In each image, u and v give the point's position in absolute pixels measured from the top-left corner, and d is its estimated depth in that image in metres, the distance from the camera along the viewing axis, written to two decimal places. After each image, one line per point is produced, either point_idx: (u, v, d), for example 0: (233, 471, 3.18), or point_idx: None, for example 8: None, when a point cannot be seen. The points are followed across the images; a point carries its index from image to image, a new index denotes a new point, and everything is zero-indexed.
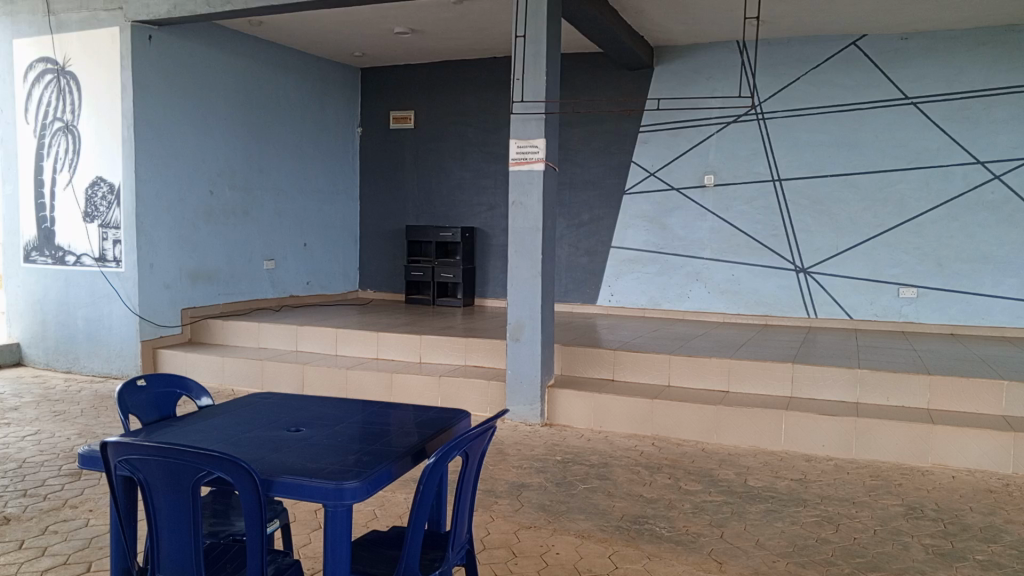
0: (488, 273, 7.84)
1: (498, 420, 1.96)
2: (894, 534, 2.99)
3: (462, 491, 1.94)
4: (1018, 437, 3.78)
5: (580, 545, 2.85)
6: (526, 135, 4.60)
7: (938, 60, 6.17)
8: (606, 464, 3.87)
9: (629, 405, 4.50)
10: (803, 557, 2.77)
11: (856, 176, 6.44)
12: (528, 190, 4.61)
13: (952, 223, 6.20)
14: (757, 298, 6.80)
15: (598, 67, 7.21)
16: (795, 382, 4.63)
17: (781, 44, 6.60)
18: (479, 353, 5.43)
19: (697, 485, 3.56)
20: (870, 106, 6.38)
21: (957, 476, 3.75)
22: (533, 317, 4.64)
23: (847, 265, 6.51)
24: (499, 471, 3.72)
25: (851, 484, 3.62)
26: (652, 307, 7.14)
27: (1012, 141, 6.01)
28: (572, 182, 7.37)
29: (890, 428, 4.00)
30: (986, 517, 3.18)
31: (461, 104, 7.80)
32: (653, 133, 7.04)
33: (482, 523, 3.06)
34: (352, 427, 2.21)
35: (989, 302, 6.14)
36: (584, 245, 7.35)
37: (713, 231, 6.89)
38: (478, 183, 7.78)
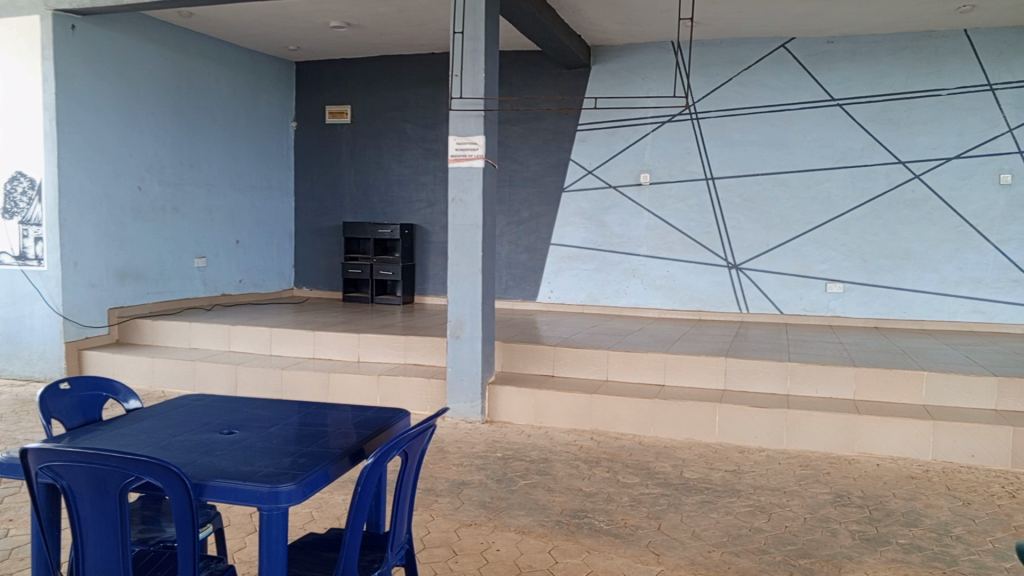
0: (427, 270, 7.79)
1: (437, 418, 1.94)
2: (823, 521, 3.09)
3: (401, 492, 1.92)
4: (937, 424, 3.96)
5: (520, 541, 2.86)
6: (465, 131, 4.58)
7: (862, 63, 6.41)
8: (546, 459, 3.89)
9: (569, 400, 4.53)
10: (737, 546, 2.84)
11: (786, 175, 6.63)
12: (467, 187, 4.59)
13: (875, 220, 6.45)
14: (692, 293, 6.94)
15: (536, 65, 7.23)
16: (728, 375, 4.75)
17: (714, 45, 6.75)
18: (418, 351, 5.40)
19: (634, 478, 3.62)
20: (799, 107, 6.57)
21: (881, 463, 3.91)
22: (473, 314, 4.63)
23: (777, 261, 6.70)
24: (439, 469, 3.70)
25: (782, 473, 3.72)
26: (590, 303, 7.21)
27: (930, 142, 6.28)
28: (511, 180, 7.38)
29: (819, 419, 4.13)
30: (907, 502, 3.32)
31: (399, 100, 7.72)
32: (591, 131, 7.10)
33: (422, 522, 3.04)
34: (287, 428, 2.17)
35: (909, 296, 6.41)
36: (523, 241, 7.38)
37: (649, 228, 6.99)
38: (416, 179, 7.72)
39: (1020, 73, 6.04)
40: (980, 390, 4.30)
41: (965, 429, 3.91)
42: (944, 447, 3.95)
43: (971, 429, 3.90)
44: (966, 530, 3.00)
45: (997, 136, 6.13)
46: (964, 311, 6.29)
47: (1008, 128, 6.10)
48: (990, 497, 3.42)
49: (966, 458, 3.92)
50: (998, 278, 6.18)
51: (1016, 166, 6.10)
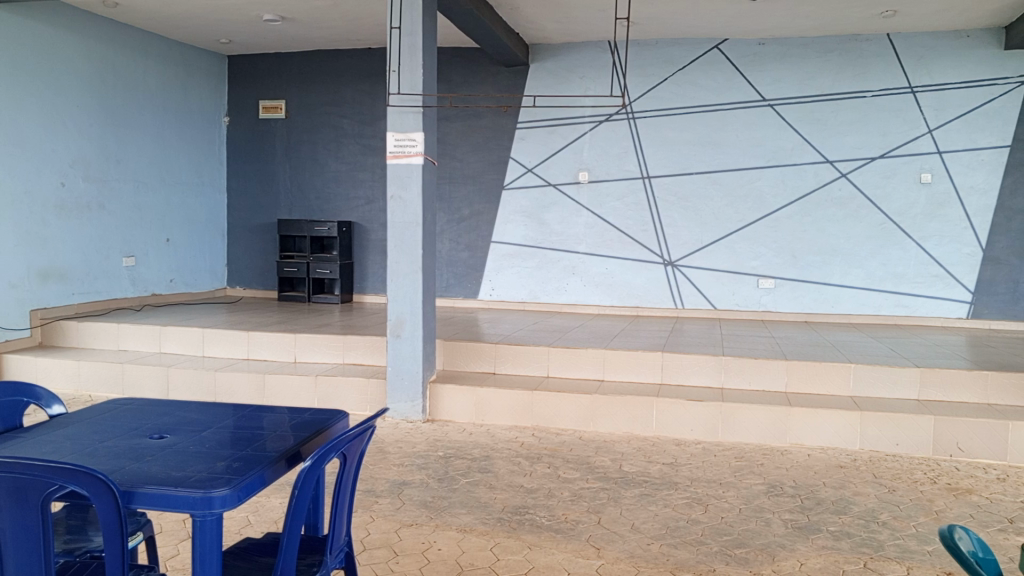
0: (365, 269, 7.69)
1: (376, 418, 1.92)
2: (757, 511, 3.17)
3: (339, 495, 1.88)
4: (864, 415, 4.11)
5: (462, 540, 2.85)
6: (403, 128, 4.54)
7: (791, 65, 6.60)
8: (488, 457, 3.89)
9: (510, 398, 4.54)
10: (675, 538, 2.89)
11: (719, 174, 6.78)
12: (406, 184, 4.54)
13: (805, 218, 6.65)
14: (630, 290, 7.04)
15: (475, 62, 7.22)
16: (664, 370, 4.84)
17: (649, 45, 6.85)
18: (357, 351, 5.33)
19: (574, 473, 3.65)
20: (732, 107, 6.73)
21: (811, 454, 4.03)
22: (413, 313, 4.59)
23: (712, 258, 6.85)
24: (379, 470, 3.66)
25: (718, 465, 3.81)
26: (531, 301, 7.24)
27: (856, 142, 6.51)
28: (451, 177, 7.35)
29: (752, 411, 4.25)
30: (837, 490, 3.44)
31: (335, 95, 7.60)
32: (530, 129, 7.12)
33: (363, 523, 3.00)
34: (221, 432, 2.11)
35: (837, 291, 6.64)
36: (464, 239, 7.35)
37: (588, 226, 7.06)
38: (354, 176, 7.60)
39: (939, 77, 6.32)
40: (903, 381, 4.48)
41: (890, 418, 4.07)
42: (871, 436, 4.10)
43: (895, 419, 4.06)
44: (891, 516, 3.13)
45: (918, 137, 6.40)
46: (889, 305, 6.55)
47: (928, 129, 6.38)
48: (913, 483, 3.56)
49: (892, 447, 4.07)
50: (919, 274, 6.45)
51: (935, 166, 6.38)
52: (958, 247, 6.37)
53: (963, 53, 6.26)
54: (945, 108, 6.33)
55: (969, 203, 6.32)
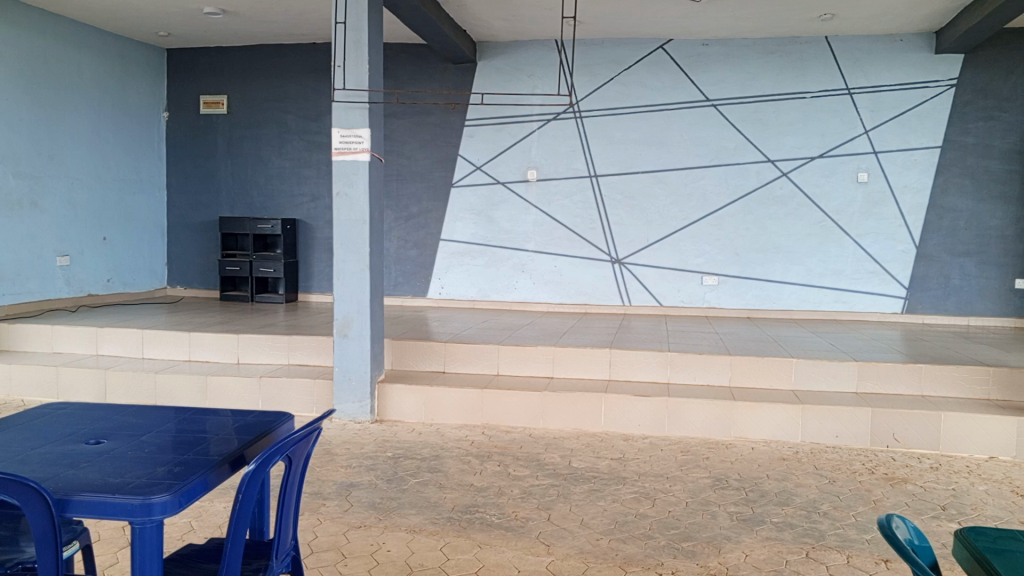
0: (311, 267, 7.57)
1: (323, 420, 1.88)
2: (703, 504, 3.23)
3: (285, 498, 1.84)
4: (805, 408, 4.21)
5: (411, 540, 2.83)
6: (349, 124, 4.47)
7: (734, 66, 6.73)
8: (438, 456, 3.87)
9: (459, 397, 4.52)
10: (624, 533, 2.92)
11: (665, 173, 6.88)
12: (353, 181, 4.48)
13: (748, 216, 6.79)
14: (578, 287, 7.09)
15: (422, 59, 7.17)
16: (612, 366, 4.89)
17: (596, 45, 6.90)
18: (303, 351, 5.25)
19: (524, 470, 3.66)
20: (676, 107, 6.83)
21: (755, 447, 4.12)
22: (361, 312, 4.54)
23: (658, 255, 6.95)
24: (326, 472, 3.60)
25: (664, 460, 3.86)
26: (481, 299, 7.23)
27: (796, 142, 6.68)
28: (399, 174, 7.29)
29: (698, 406, 4.32)
30: (780, 482, 3.53)
31: (279, 90, 7.45)
32: (478, 127, 7.11)
33: (310, 526, 2.95)
34: (161, 437, 2.05)
35: (779, 288, 6.80)
36: (412, 237, 7.30)
37: (537, 224, 7.08)
38: (298, 172, 7.47)
39: (874, 79, 6.53)
40: (842, 374, 4.62)
41: (830, 412, 4.19)
42: (812, 428, 4.21)
43: (835, 412, 4.18)
44: (832, 506, 3.22)
45: (855, 137, 6.59)
46: (828, 301, 6.74)
47: (865, 130, 6.57)
48: (852, 474, 3.68)
49: (831, 439, 4.19)
50: (857, 270, 6.66)
51: (872, 165, 6.58)
52: (893, 244, 6.59)
53: (897, 56, 6.47)
54: (881, 109, 6.54)
55: (903, 201, 6.55)
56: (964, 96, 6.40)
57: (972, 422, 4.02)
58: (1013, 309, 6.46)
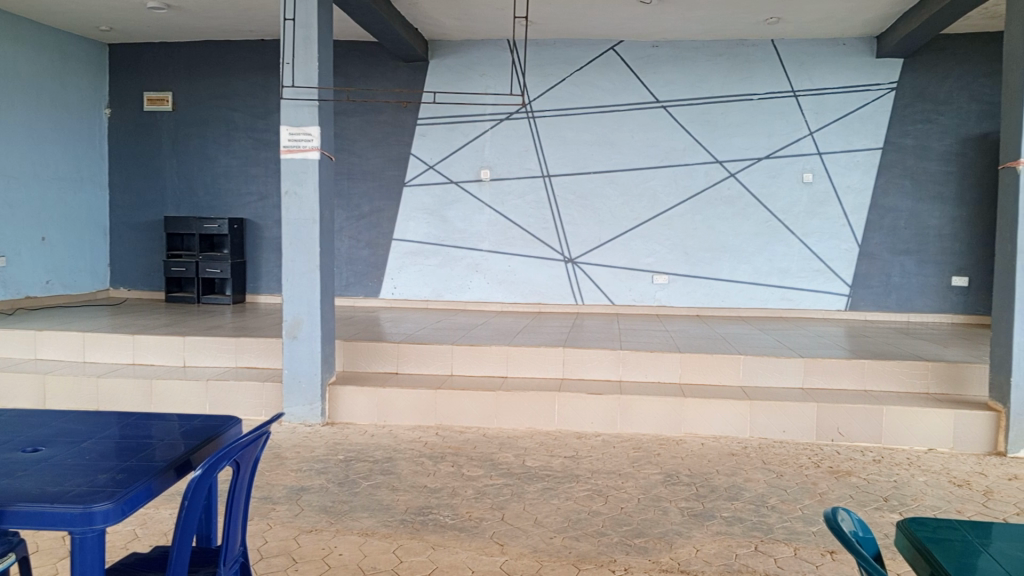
0: (260, 268, 7.44)
1: (272, 423, 1.85)
2: (655, 500, 3.26)
3: (233, 504, 1.80)
4: (753, 404, 4.30)
5: (364, 544, 2.80)
6: (298, 121, 4.40)
7: (683, 68, 6.83)
8: (390, 458, 3.83)
9: (413, 398, 4.49)
10: (577, 531, 2.94)
11: (617, 174, 6.94)
12: (302, 180, 4.42)
13: (696, 216, 6.90)
14: (532, 287, 7.11)
15: (373, 57, 7.11)
16: (566, 365, 4.91)
17: (548, 45, 6.93)
18: (251, 353, 5.15)
19: (478, 470, 3.65)
20: (627, 108, 6.90)
21: (705, 442, 4.18)
22: (311, 313, 4.47)
23: (610, 255, 7.00)
24: (276, 476, 3.54)
25: (617, 457, 3.90)
26: (434, 299, 7.20)
27: (744, 143, 6.80)
28: (349, 173, 7.20)
29: (649, 402, 4.38)
30: (730, 477, 3.59)
31: (226, 87, 7.30)
32: (431, 126, 7.07)
33: (260, 532, 2.90)
34: (103, 443, 1.98)
35: (727, 286, 6.93)
36: (364, 237, 7.22)
37: (490, 223, 7.08)
38: (246, 171, 7.33)
39: (818, 82, 6.69)
40: (788, 370, 4.72)
41: (777, 407, 4.28)
42: (760, 424, 4.29)
43: (782, 407, 4.27)
44: (779, 500, 3.29)
45: (800, 138, 6.75)
46: (775, 299, 6.89)
47: (809, 131, 6.73)
48: (799, 468, 3.76)
49: (779, 434, 4.28)
50: (802, 269, 6.82)
51: (816, 166, 6.75)
52: (836, 243, 6.77)
53: (840, 60, 6.65)
54: (824, 111, 6.71)
55: (846, 201, 6.73)
56: (903, 99, 6.61)
57: (912, 415, 4.15)
58: (951, 305, 6.69)
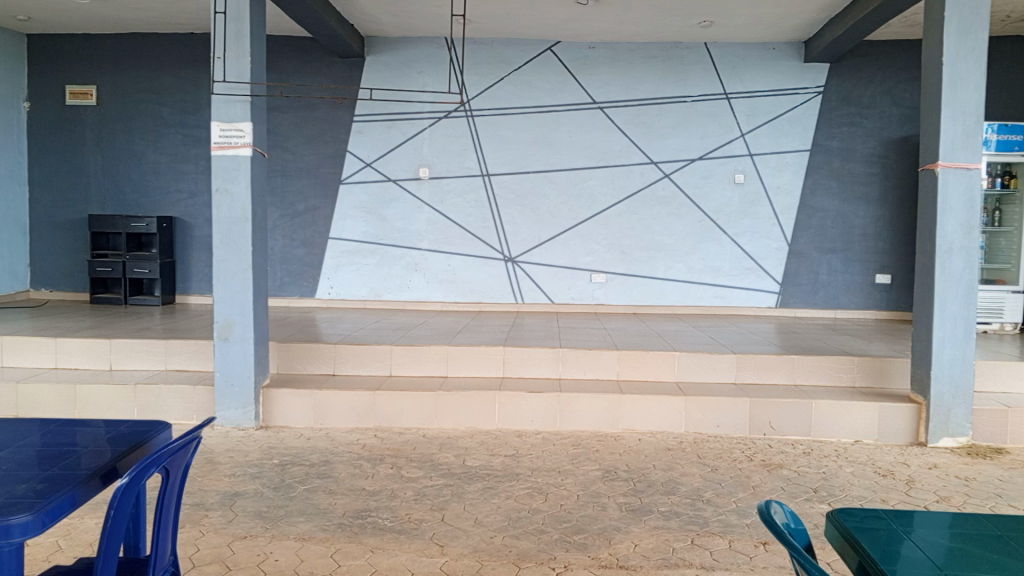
0: (190, 267, 7.22)
1: (203, 428, 1.79)
2: (594, 496, 3.30)
3: (162, 511, 1.73)
4: (688, 400, 4.39)
5: (300, 549, 2.75)
6: (230, 117, 4.28)
7: (619, 70, 6.92)
8: (327, 462, 3.77)
9: (350, 400, 4.43)
10: (517, 529, 2.94)
11: (555, 174, 6.99)
12: (234, 177, 4.30)
13: (633, 216, 7.00)
14: (471, 286, 7.10)
15: (308, 52, 6.98)
16: (506, 364, 4.92)
17: (485, 44, 6.92)
18: (181, 356, 4.99)
19: (418, 471, 3.62)
20: (565, 109, 6.95)
21: (642, 438, 4.25)
22: (244, 315, 4.36)
23: (549, 254, 7.05)
24: (208, 482, 3.44)
25: (557, 454, 3.93)
26: (373, 298, 7.12)
27: (678, 144, 6.93)
28: (284, 170, 7.05)
29: (588, 400, 4.42)
30: (666, 472, 3.65)
31: (154, 82, 7.06)
32: (367, 123, 6.98)
33: (191, 539, 2.81)
34: (23, 452, 1.89)
35: (662, 284, 7.05)
36: (299, 236, 7.08)
37: (429, 223, 7.04)
38: (175, 168, 7.11)
39: (749, 85, 6.87)
40: (722, 366, 4.84)
41: (711, 402, 4.38)
42: (694, 419, 4.39)
43: (716, 402, 4.37)
44: (714, 493, 3.36)
45: (732, 140, 6.91)
46: (709, 296, 7.04)
47: (741, 133, 6.91)
48: (733, 461, 3.85)
49: (713, 428, 4.38)
50: (734, 267, 6.99)
51: (747, 167, 6.92)
52: (767, 243, 6.97)
53: (769, 64, 6.85)
54: (755, 114, 6.89)
55: (776, 202, 6.93)
56: (829, 102, 6.84)
57: (839, 409, 4.30)
58: (875, 302, 6.96)
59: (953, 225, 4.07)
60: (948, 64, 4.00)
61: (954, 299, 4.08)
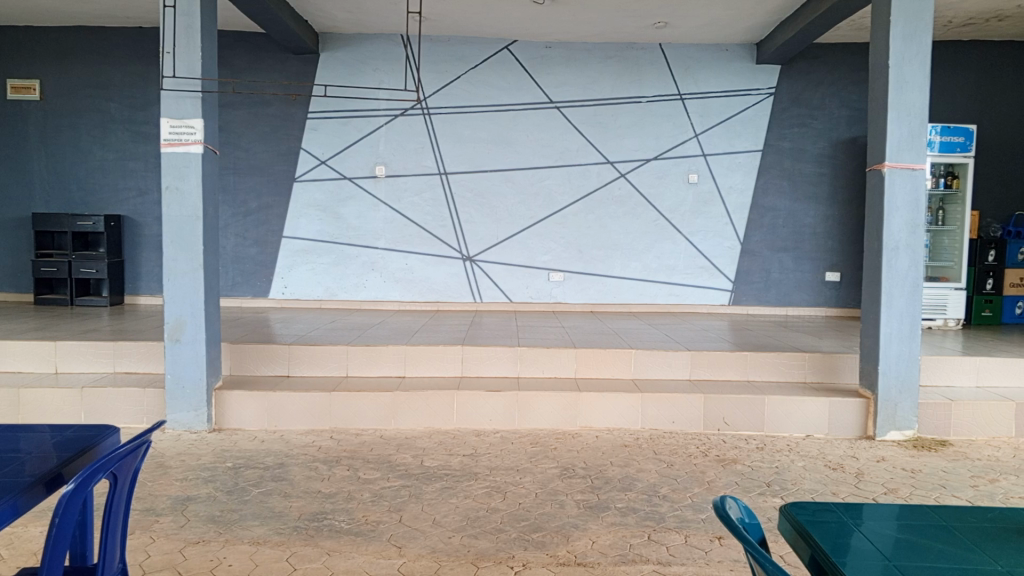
0: (139, 267, 7.04)
1: (153, 432, 1.74)
2: (552, 494, 3.32)
3: (111, 517, 1.69)
4: (644, 397, 4.44)
5: (255, 553, 2.70)
6: (180, 113, 4.19)
7: (576, 69, 6.96)
8: (282, 464, 3.71)
9: (305, 401, 4.38)
10: (475, 529, 2.94)
11: (512, 173, 6.99)
12: (184, 174, 4.21)
13: (590, 215, 7.04)
14: (429, 286, 7.07)
15: (261, 48, 6.87)
16: (464, 363, 4.91)
17: (442, 41, 6.89)
18: (130, 358, 4.87)
19: (375, 472, 3.59)
20: (522, 107, 6.96)
21: (600, 435, 4.28)
22: (195, 315, 4.27)
23: (507, 252, 7.05)
24: (158, 487, 3.36)
25: (515, 452, 3.93)
26: (328, 298, 7.03)
27: (634, 144, 7.00)
28: (236, 168, 6.93)
29: (547, 398, 4.44)
30: (623, 468, 3.69)
31: (100, 76, 6.87)
32: (322, 120, 6.89)
33: (141, 546, 2.74)
34: None
35: (619, 283, 7.11)
36: (251, 234, 6.96)
37: (386, 221, 6.99)
38: (124, 165, 6.93)
39: (703, 86, 6.97)
40: (678, 363, 4.90)
41: (667, 399, 4.43)
42: (650, 415, 4.44)
43: (672, 399, 4.43)
44: (670, 489, 3.40)
45: (686, 140, 7.00)
46: (664, 294, 7.13)
47: (695, 133, 7.00)
48: (688, 457, 3.91)
49: (669, 424, 4.44)
50: (689, 265, 7.09)
51: (701, 167, 7.02)
52: (720, 241, 7.08)
53: (722, 65, 6.96)
54: (708, 114, 6.99)
55: (728, 201, 7.05)
56: (780, 103, 6.98)
57: (791, 404, 4.39)
58: (824, 299, 7.13)
59: (900, 224, 4.18)
60: (895, 66, 4.10)
61: (900, 296, 4.20)
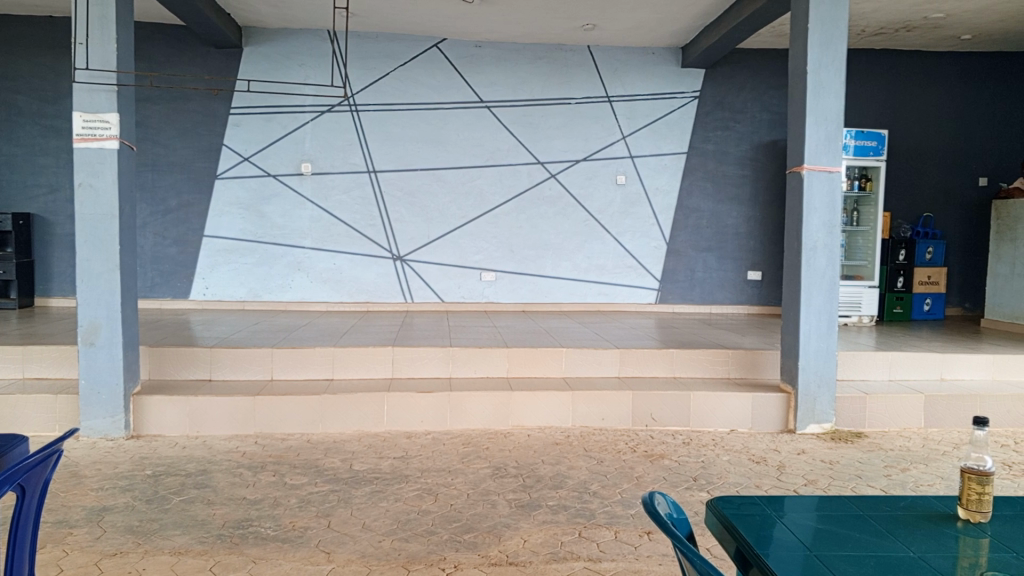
0: (50, 267, 6.71)
1: (65, 440, 1.66)
2: (484, 494, 3.31)
3: (17, 531, 1.60)
4: (575, 394, 4.49)
5: (176, 563, 2.61)
6: (93, 108, 4.00)
7: (506, 69, 6.97)
8: (205, 471, 3.60)
9: (229, 405, 4.26)
10: (406, 532, 2.91)
11: (442, 172, 6.96)
12: (99, 171, 4.03)
13: (521, 215, 7.07)
14: (358, 286, 6.97)
15: (180, 41, 6.64)
16: (394, 364, 4.85)
17: (370, 38, 6.80)
18: (40, 363, 4.63)
19: (302, 477, 3.52)
20: (452, 106, 6.93)
21: (531, 433, 4.31)
22: (111, 318, 4.10)
23: (438, 252, 7.01)
24: (72, 497, 3.20)
25: (446, 454, 3.91)
26: (253, 299, 6.85)
27: (563, 144, 7.07)
28: (154, 165, 6.68)
29: (478, 398, 4.44)
30: (554, 466, 3.72)
31: (6, 66, 6.52)
32: (245, 116, 6.71)
33: (53, 560, 2.61)
34: None
35: (549, 282, 7.17)
36: (171, 233, 6.72)
37: (313, 220, 6.85)
38: (33, 160, 6.60)
39: (630, 88, 7.09)
40: (606, 361, 4.97)
41: (597, 396, 4.49)
42: (581, 413, 4.49)
43: (601, 396, 4.49)
44: (600, 486, 3.45)
45: (614, 141, 7.11)
46: (594, 293, 7.22)
47: (622, 135, 7.12)
48: (616, 453, 3.97)
49: (598, 422, 4.50)
50: (617, 265, 7.20)
51: (628, 169, 7.14)
52: (647, 241, 7.21)
53: (648, 69, 7.09)
54: (636, 116, 7.12)
55: (655, 202, 7.19)
56: (704, 107, 7.16)
57: (715, 400, 4.51)
58: (746, 297, 7.35)
59: (818, 225, 4.34)
60: (812, 72, 4.26)
61: (818, 292, 4.36)
